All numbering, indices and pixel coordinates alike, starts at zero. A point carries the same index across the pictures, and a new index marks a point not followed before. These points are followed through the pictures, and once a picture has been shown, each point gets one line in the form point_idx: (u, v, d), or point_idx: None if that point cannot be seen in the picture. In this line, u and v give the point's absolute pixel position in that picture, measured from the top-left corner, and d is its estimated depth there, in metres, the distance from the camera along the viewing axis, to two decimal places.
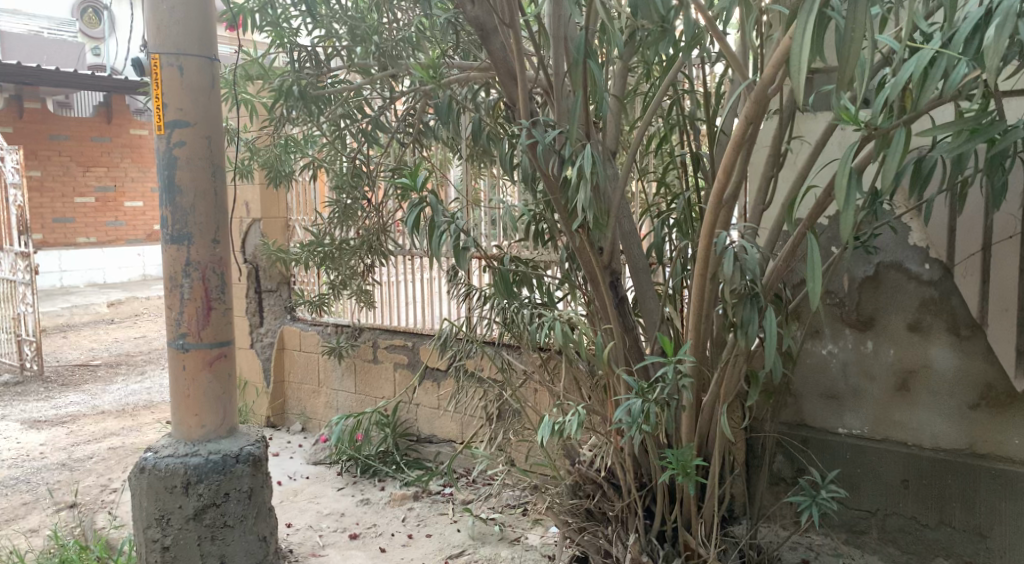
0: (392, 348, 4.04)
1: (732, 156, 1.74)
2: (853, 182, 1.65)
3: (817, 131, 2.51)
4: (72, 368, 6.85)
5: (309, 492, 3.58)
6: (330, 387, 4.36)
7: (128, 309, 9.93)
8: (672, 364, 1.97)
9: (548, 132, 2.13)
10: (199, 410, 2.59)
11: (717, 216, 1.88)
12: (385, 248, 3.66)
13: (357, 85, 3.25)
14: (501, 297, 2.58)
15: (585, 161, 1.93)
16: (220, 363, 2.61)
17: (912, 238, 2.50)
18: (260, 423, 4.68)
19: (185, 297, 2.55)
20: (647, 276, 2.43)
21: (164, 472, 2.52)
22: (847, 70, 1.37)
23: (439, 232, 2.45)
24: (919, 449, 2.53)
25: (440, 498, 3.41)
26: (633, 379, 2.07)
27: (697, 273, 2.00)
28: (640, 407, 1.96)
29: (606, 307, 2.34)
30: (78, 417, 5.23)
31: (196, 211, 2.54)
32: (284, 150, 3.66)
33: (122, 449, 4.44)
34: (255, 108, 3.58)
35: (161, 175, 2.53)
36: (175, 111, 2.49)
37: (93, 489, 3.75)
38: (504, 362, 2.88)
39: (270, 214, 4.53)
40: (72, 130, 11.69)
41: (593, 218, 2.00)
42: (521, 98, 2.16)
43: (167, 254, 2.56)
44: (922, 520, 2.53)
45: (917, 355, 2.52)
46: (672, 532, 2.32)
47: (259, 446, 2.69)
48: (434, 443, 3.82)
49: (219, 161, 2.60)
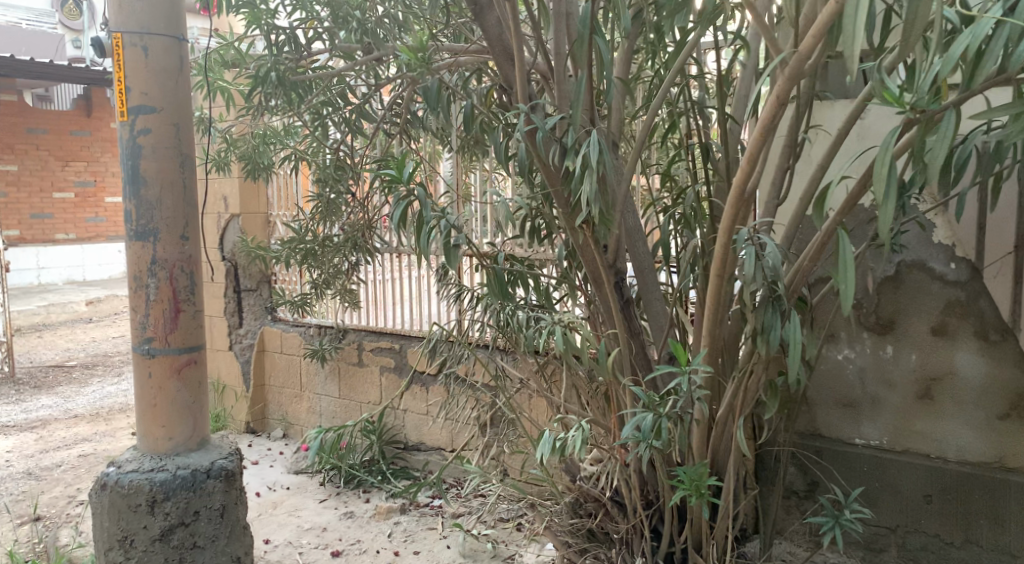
0: (378, 350, 3.83)
1: (760, 139, 1.54)
2: (894, 172, 1.47)
3: (836, 119, 2.32)
4: (47, 369, 6.59)
5: (289, 504, 3.37)
6: (313, 392, 4.15)
7: (107, 307, 9.66)
8: (686, 375, 1.78)
9: (548, 118, 1.94)
10: (167, 421, 2.37)
11: (738, 210, 1.67)
12: (371, 246, 3.46)
13: (340, 70, 3.06)
14: (496, 300, 2.39)
15: (591, 148, 1.73)
16: (189, 369, 2.40)
17: (937, 236, 2.34)
18: (239, 428, 4.46)
19: (151, 298, 2.34)
20: (652, 275, 2.25)
21: (126, 489, 2.30)
22: (907, 47, 1.26)
23: (428, 228, 2.24)
24: (943, 462, 2.36)
25: (429, 511, 3.21)
26: (642, 390, 1.89)
27: (713, 274, 1.81)
28: (651, 421, 1.77)
29: (611, 312, 2.14)
30: (49, 422, 4.98)
31: (163, 204, 2.33)
32: (264, 141, 3.45)
33: (93, 456, 4.21)
34: (232, 96, 3.36)
35: (124, 166, 2.32)
36: (139, 96, 2.28)
37: (59, 501, 3.52)
38: (498, 368, 2.69)
39: (249, 209, 4.31)
40: (49, 123, 11.31)
41: (600, 212, 1.79)
42: (519, 81, 1.97)
43: (131, 252, 2.35)
44: (946, 539, 2.36)
45: (941, 360, 2.35)
46: (681, 555, 2.14)
47: (233, 460, 2.47)
48: (422, 452, 3.64)
49: (189, 149, 2.39)
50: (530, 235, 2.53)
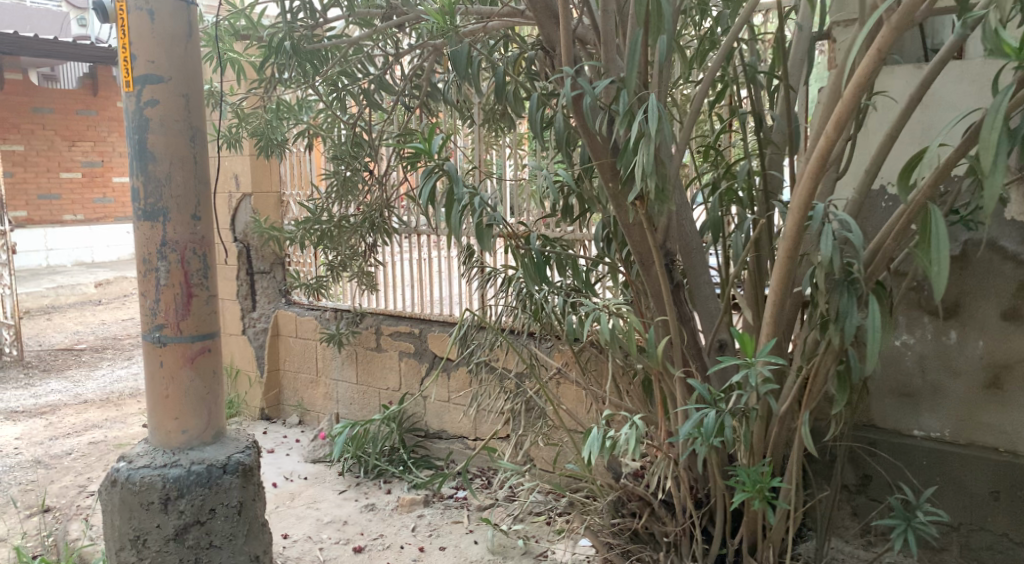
0: (396, 335, 3.68)
1: (853, 99, 1.37)
2: (1005, 138, 1.30)
3: (903, 85, 2.14)
4: (55, 353, 6.46)
5: (308, 495, 3.24)
6: (329, 378, 4.01)
7: (115, 289, 9.55)
8: (755, 367, 1.62)
9: (597, 83, 1.75)
10: (180, 412, 2.23)
11: (818, 183, 1.51)
12: (390, 226, 3.29)
13: (358, 37, 2.87)
14: (531, 283, 2.24)
15: (650, 114, 1.54)
16: (202, 359, 2.25)
17: (1010, 211, 2.15)
18: (253, 415, 4.32)
19: (161, 282, 2.18)
20: (701, 255, 2.06)
21: (138, 486, 2.16)
22: None
23: (460, 205, 2.05)
24: (1012, 456, 2.19)
25: (453, 503, 3.08)
26: (700, 385, 1.73)
27: (782, 254, 1.65)
28: (714, 418, 1.62)
29: (661, 298, 1.98)
30: (58, 408, 4.86)
31: (172, 182, 2.16)
32: (277, 116, 3.28)
33: (103, 444, 4.08)
34: (243, 68, 3.17)
35: (131, 140, 2.15)
36: (145, 64, 2.11)
37: (69, 491, 3.40)
38: (531, 357, 2.54)
39: (261, 188, 4.14)
40: (55, 102, 11.14)
41: (655, 188, 1.61)
42: (564, 42, 1.79)
43: (139, 233, 2.19)
44: (1014, 538, 2.19)
45: (1012, 347, 2.17)
46: (734, 558, 1.99)
47: (250, 454, 2.33)
48: (444, 440, 3.50)
49: (199, 123, 2.22)
50: (567, 214, 2.35)
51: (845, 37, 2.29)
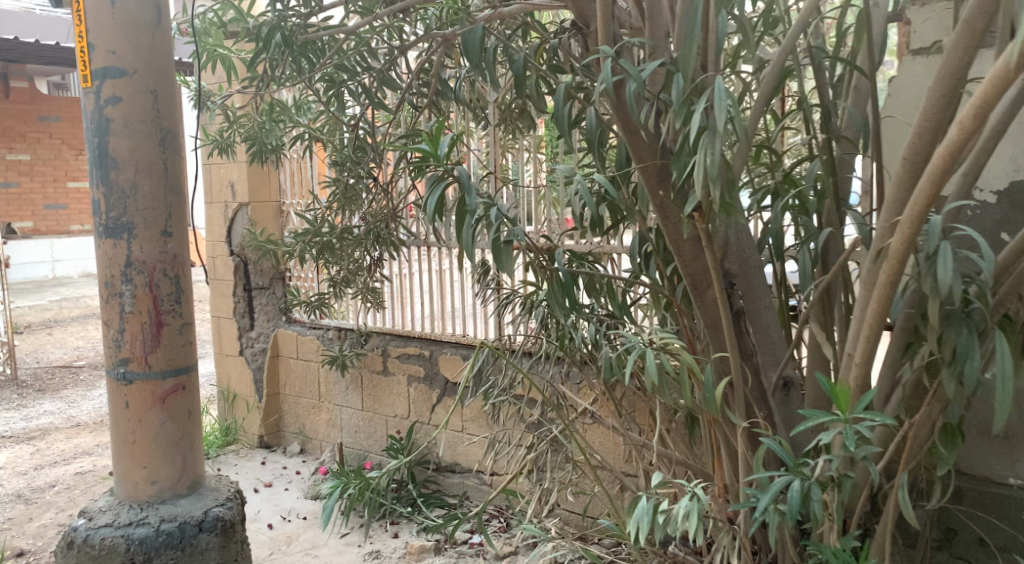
0: (404, 357, 3.35)
1: (1007, 78, 0.99)
2: None
3: None
4: (52, 369, 6.20)
5: (305, 540, 2.92)
6: (333, 403, 3.69)
7: None
8: (854, 426, 1.24)
9: (643, 66, 1.40)
10: (149, 461, 1.91)
11: (941, 185, 1.14)
12: (396, 238, 2.96)
13: (355, 26, 2.55)
14: (560, 310, 1.87)
15: (718, 104, 1.18)
16: (176, 398, 1.93)
17: None
18: (252, 443, 4.01)
19: (125, 310, 1.86)
20: (762, 276, 1.69)
21: (98, 550, 1.84)
22: None
23: (472, 218, 1.71)
24: None
25: (467, 550, 2.74)
26: (776, 444, 1.37)
27: (885, 280, 1.28)
28: (799, 491, 1.26)
29: (719, 329, 1.62)
30: (49, 432, 4.59)
31: (138, 192, 1.84)
32: (270, 118, 2.96)
33: (90, 474, 3.79)
34: (234, 66, 2.85)
35: (91, 144, 1.84)
36: (106, 55, 1.80)
37: (46, 532, 3.12)
38: (556, 394, 2.19)
39: (258, 197, 3.84)
40: (62, 111, 10.90)
41: (720, 197, 1.26)
42: (599, 18, 1.45)
43: (101, 252, 1.87)
44: None
45: None
46: None
47: (231, 506, 2.01)
48: (457, 474, 3.19)
49: (172, 124, 1.90)
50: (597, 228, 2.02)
51: (925, 16, 1.92)
